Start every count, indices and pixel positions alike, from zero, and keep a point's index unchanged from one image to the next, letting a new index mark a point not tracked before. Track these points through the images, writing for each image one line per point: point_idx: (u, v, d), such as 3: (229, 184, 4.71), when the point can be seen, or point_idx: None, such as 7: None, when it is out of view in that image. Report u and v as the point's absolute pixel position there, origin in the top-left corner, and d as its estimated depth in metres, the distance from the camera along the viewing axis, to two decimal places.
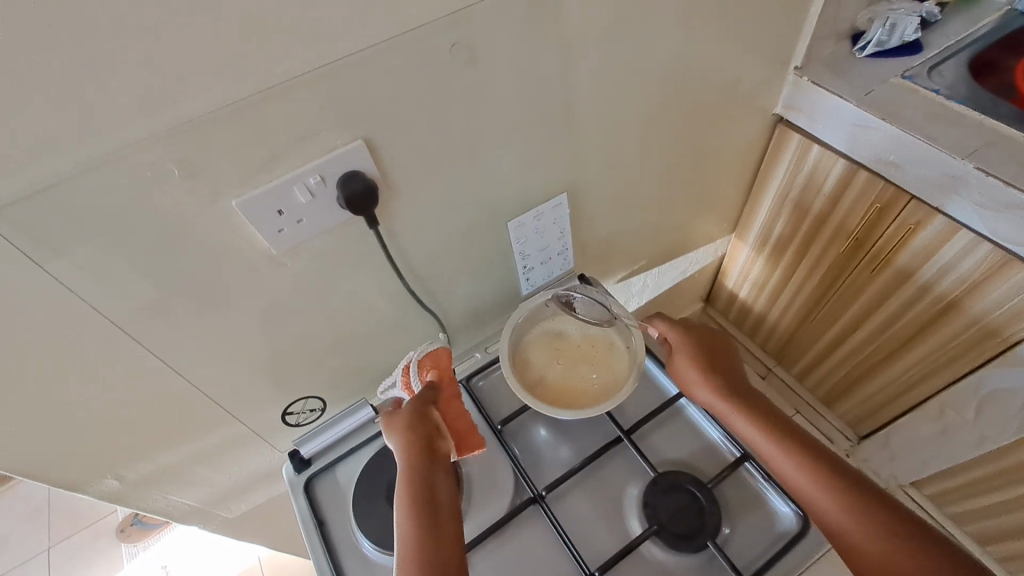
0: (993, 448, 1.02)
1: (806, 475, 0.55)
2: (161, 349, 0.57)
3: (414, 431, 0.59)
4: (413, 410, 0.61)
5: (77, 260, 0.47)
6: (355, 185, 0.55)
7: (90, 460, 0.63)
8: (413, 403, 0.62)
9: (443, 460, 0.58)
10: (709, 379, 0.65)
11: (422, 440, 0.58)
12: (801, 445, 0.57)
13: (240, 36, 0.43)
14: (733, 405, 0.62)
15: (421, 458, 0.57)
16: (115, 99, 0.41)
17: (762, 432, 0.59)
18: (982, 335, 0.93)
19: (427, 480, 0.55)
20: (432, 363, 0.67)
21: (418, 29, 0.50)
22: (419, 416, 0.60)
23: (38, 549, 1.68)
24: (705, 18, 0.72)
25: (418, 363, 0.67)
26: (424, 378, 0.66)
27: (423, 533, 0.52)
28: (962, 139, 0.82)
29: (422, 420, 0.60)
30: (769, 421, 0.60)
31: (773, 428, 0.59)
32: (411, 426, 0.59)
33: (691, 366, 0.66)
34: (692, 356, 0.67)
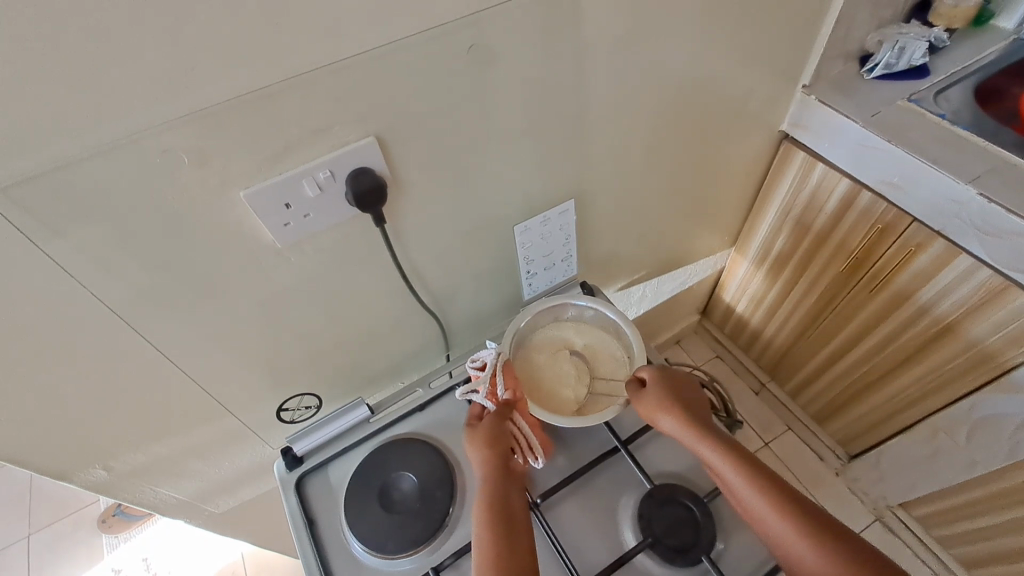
0: (984, 472, 1.02)
1: (782, 517, 0.54)
2: (159, 338, 0.56)
3: (493, 447, 0.61)
4: (494, 428, 0.63)
5: (79, 244, 0.46)
6: (364, 182, 0.54)
7: (79, 449, 0.62)
8: (492, 422, 0.63)
9: (517, 476, 0.62)
10: (677, 410, 0.63)
11: (502, 459, 0.61)
12: (774, 485, 0.56)
13: (257, 28, 0.42)
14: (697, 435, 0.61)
15: (502, 473, 0.60)
16: (128, 83, 0.40)
17: (735, 471, 0.58)
18: (978, 359, 0.93)
19: (504, 492, 0.59)
20: (511, 375, 0.67)
21: (436, 29, 0.50)
22: (497, 432, 0.63)
23: (18, 536, 1.65)
24: (720, 32, 0.72)
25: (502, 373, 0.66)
26: (507, 389, 0.65)
27: (501, 536, 0.55)
28: (966, 164, 0.82)
29: (502, 438, 0.62)
30: (741, 460, 0.58)
31: (747, 467, 0.57)
32: (489, 443, 0.62)
33: (659, 393, 0.64)
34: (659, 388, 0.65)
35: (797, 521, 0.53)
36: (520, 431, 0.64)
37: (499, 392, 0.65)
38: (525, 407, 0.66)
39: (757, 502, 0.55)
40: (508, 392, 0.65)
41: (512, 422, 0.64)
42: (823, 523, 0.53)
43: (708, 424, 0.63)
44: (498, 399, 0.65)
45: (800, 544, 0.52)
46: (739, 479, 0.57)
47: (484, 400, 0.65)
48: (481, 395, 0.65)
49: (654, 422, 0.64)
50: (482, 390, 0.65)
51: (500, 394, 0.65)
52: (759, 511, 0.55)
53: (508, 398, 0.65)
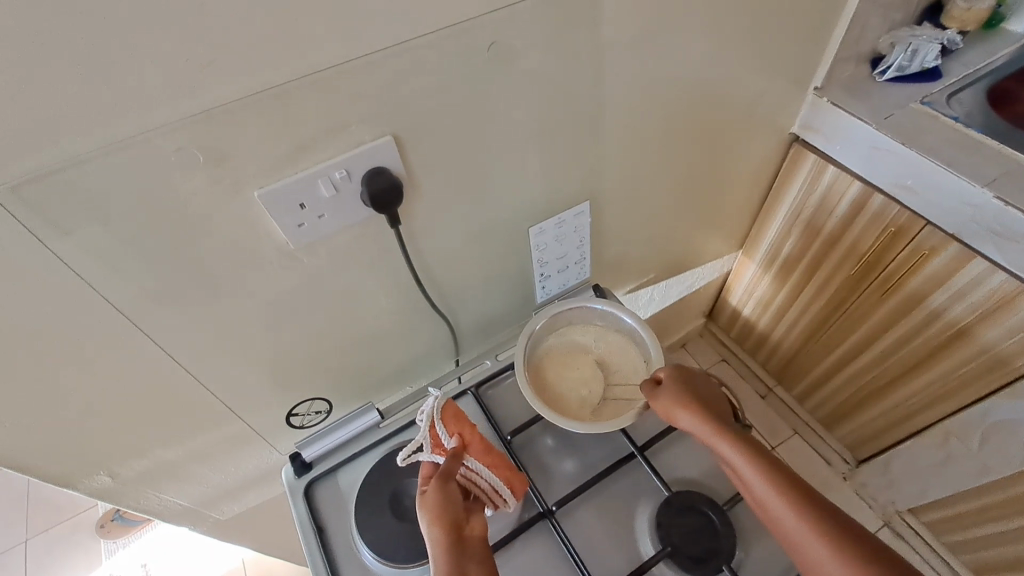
0: (996, 478, 1.01)
1: (801, 519, 0.51)
2: (168, 341, 0.55)
3: (446, 509, 0.53)
4: (441, 487, 0.55)
5: (90, 246, 0.45)
6: (381, 181, 0.53)
7: (84, 455, 0.60)
8: (440, 477, 0.56)
9: (476, 540, 0.53)
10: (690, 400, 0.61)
11: (457, 519, 0.53)
12: (795, 485, 0.53)
13: (277, 25, 0.41)
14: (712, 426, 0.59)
15: (455, 542, 0.51)
16: (143, 80, 0.39)
17: (754, 468, 0.55)
18: (991, 364, 0.92)
19: (462, 563, 0.50)
20: (455, 418, 0.61)
21: (455, 27, 0.49)
22: (449, 491, 0.55)
23: (16, 541, 1.62)
24: (737, 33, 0.71)
25: (442, 419, 0.60)
26: (451, 435, 0.60)
27: None
28: (982, 168, 0.82)
29: (453, 496, 0.54)
30: (760, 457, 0.56)
31: (766, 465, 0.55)
32: (441, 505, 0.53)
33: (675, 384, 0.63)
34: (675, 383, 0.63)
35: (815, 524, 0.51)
36: (479, 480, 0.59)
37: (444, 440, 0.59)
38: (478, 449, 0.60)
39: (776, 502, 0.53)
40: (454, 438, 0.59)
41: (468, 471, 0.59)
42: (846, 527, 0.50)
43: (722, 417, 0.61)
44: (445, 449, 0.59)
45: (816, 548, 0.50)
46: (757, 478, 0.55)
47: (430, 455, 0.59)
48: (426, 451, 0.59)
49: (671, 418, 0.62)
50: (425, 444, 0.60)
51: (446, 443, 0.59)
52: (776, 512, 0.53)
53: (456, 446, 0.59)
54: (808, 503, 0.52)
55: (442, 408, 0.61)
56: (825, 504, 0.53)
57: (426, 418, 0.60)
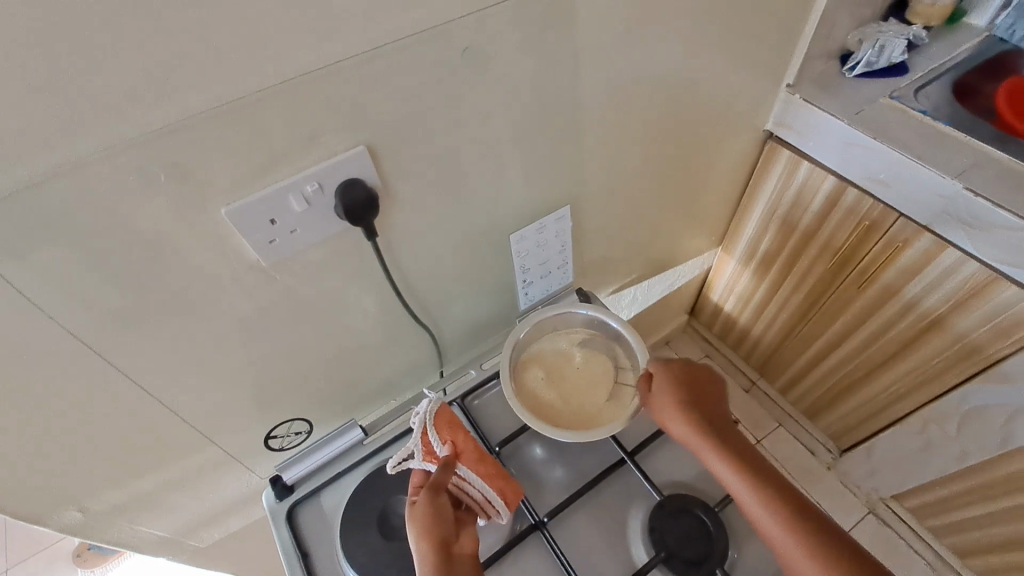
0: (975, 462, 1.03)
1: (789, 535, 0.52)
2: (137, 368, 0.52)
3: (434, 525, 0.52)
4: (431, 499, 0.53)
5: (48, 274, 0.42)
6: (355, 193, 0.51)
7: (52, 492, 0.57)
8: (430, 489, 0.54)
9: (464, 556, 0.52)
10: (682, 409, 0.61)
11: (446, 536, 0.52)
12: (785, 501, 0.53)
13: (240, 34, 0.39)
14: (703, 436, 0.59)
15: (443, 561, 0.50)
16: (97, 96, 0.37)
17: (746, 480, 0.55)
18: (965, 352, 0.94)
19: None
20: (449, 425, 0.59)
21: (428, 32, 0.47)
22: (439, 505, 0.53)
23: None
24: (711, 32, 0.71)
25: (434, 426, 0.58)
26: (444, 442, 0.57)
27: None
28: (951, 160, 0.83)
29: (442, 511, 0.53)
30: (752, 469, 0.56)
31: (757, 478, 0.55)
32: (430, 520, 0.52)
33: (667, 394, 0.63)
34: (671, 388, 0.63)
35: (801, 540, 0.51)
36: (471, 489, 0.57)
37: (436, 448, 0.57)
38: (471, 458, 0.58)
39: (766, 517, 0.53)
40: (447, 446, 0.57)
41: (460, 479, 0.57)
42: (832, 544, 0.51)
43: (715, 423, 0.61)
44: (437, 458, 0.57)
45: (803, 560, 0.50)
46: (749, 491, 0.55)
47: (422, 463, 0.57)
48: (417, 458, 0.57)
49: (665, 425, 0.62)
50: (417, 451, 0.58)
51: (438, 451, 0.57)
52: (766, 526, 0.53)
53: (448, 455, 0.57)
54: (796, 518, 0.52)
55: (435, 414, 0.59)
56: (814, 517, 0.53)
57: (418, 425, 0.58)
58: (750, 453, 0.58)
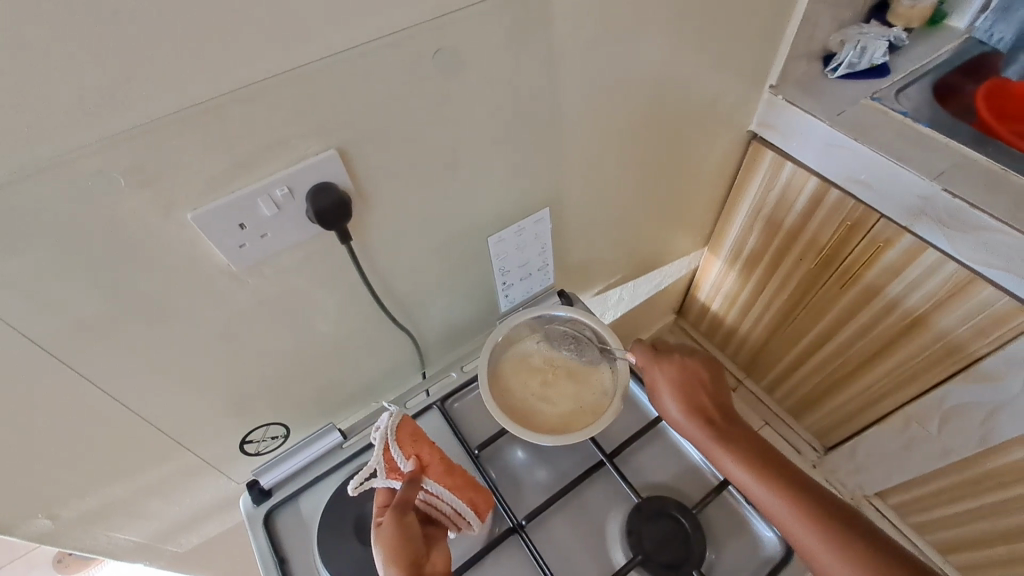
0: (956, 460, 1.05)
1: (800, 519, 0.53)
2: (104, 375, 0.52)
3: (404, 548, 0.50)
4: (399, 520, 0.52)
5: (8, 282, 0.41)
6: (326, 197, 0.51)
7: (20, 501, 0.56)
8: (397, 508, 0.53)
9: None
10: (682, 405, 0.63)
11: (417, 556, 0.51)
12: (795, 489, 0.55)
13: (201, 37, 0.39)
14: (704, 429, 0.61)
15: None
16: (52, 101, 0.36)
17: (754, 472, 0.56)
18: (945, 351, 0.95)
19: None
20: (411, 437, 0.58)
21: (398, 34, 0.47)
22: (407, 526, 0.52)
23: None
24: (690, 33, 0.71)
25: (397, 440, 0.56)
26: (408, 457, 0.56)
27: None
28: (930, 161, 0.84)
29: (412, 531, 0.52)
30: (759, 461, 0.57)
31: (765, 469, 0.56)
32: (399, 544, 0.50)
33: (669, 390, 0.65)
34: (671, 385, 0.65)
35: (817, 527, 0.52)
36: (439, 502, 0.56)
37: (401, 464, 0.55)
38: (437, 471, 0.57)
39: (779, 508, 0.54)
40: (411, 460, 0.56)
41: (427, 494, 0.56)
42: (847, 526, 0.52)
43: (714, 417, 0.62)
44: (402, 473, 0.56)
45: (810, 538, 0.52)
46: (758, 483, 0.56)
47: (386, 480, 0.55)
48: (380, 476, 0.55)
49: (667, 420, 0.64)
50: (380, 468, 0.56)
51: (403, 466, 0.56)
52: (782, 518, 0.54)
53: (413, 470, 0.56)
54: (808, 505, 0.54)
55: (397, 428, 0.57)
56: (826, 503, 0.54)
57: (380, 441, 0.56)
58: (756, 444, 0.59)
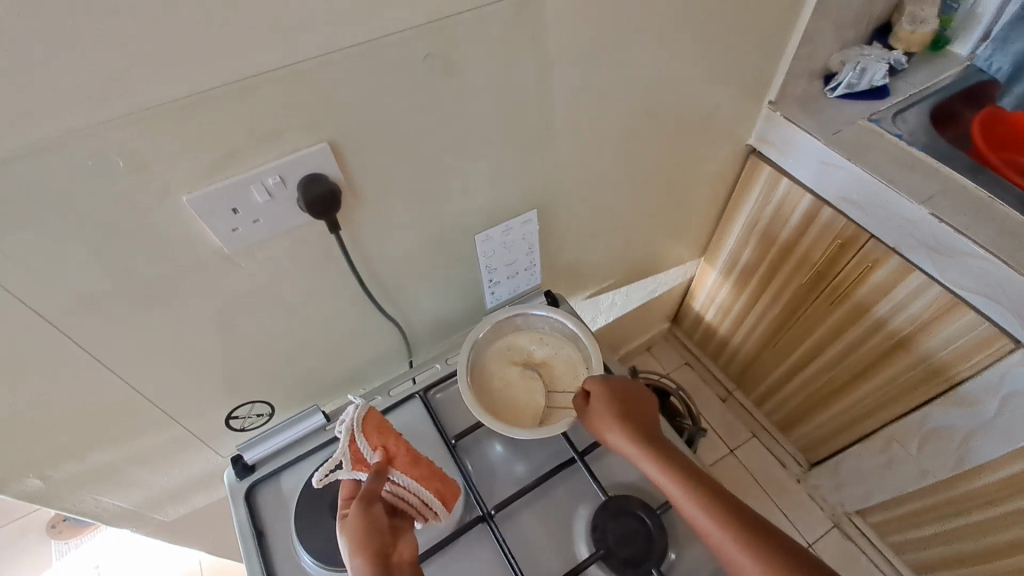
0: (933, 482, 1.06)
1: (732, 537, 0.52)
2: (98, 345, 0.54)
3: (370, 538, 0.52)
4: (365, 511, 0.54)
5: (9, 252, 0.44)
6: (316, 188, 0.53)
7: (12, 460, 0.59)
8: (363, 499, 0.55)
9: (403, 564, 0.53)
10: (618, 422, 0.62)
11: (383, 546, 0.53)
12: (743, 525, 0.52)
13: (200, 31, 0.41)
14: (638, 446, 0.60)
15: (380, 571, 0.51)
16: (58, 84, 0.39)
17: (702, 507, 0.54)
18: (929, 372, 0.96)
19: None
20: (377, 430, 0.59)
21: (391, 36, 0.49)
22: (373, 517, 0.54)
23: None
24: (684, 46, 0.73)
25: (363, 432, 0.58)
26: (374, 449, 0.58)
27: None
28: (920, 185, 0.85)
29: (378, 521, 0.54)
30: (706, 493, 0.55)
31: (712, 503, 0.54)
32: (366, 535, 0.52)
33: (604, 406, 0.64)
34: (613, 413, 0.63)
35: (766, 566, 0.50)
36: (406, 493, 0.58)
37: (366, 456, 0.57)
38: (404, 462, 0.59)
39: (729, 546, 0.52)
40: (378, 452, 0.58)
41: (394, 486, 0.58)
42: (789, 558, 0.50)
43: (650, 434, 0.62)
44: (368, 465, 0.57)
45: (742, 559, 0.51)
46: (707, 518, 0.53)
47: (352, 473, 0.57)
48: (346, 468, 0.56)
49: (603, 437, 0.63)
50: (346, 460, 0.57)
51: (369, 458, 0.57)
52: (733, 557, 0.51)
53: (379, 462, 0.57)
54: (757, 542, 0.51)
55: (363, 420, 0.59)
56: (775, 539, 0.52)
57: (346, 433, 0.57)
58: (702, 475, 0.57)
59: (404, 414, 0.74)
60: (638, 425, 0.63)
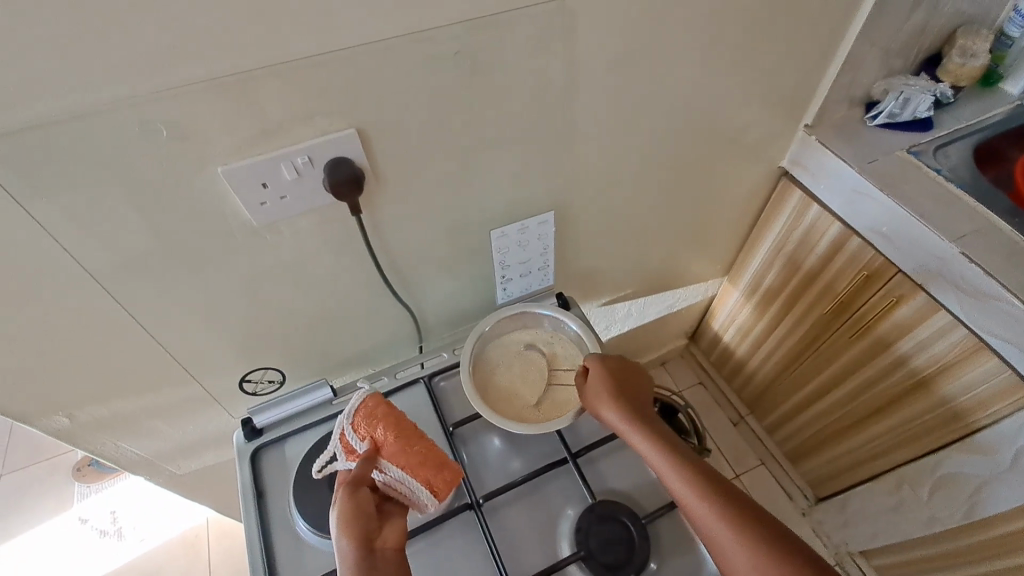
0: (941, 530, 1.02)
1: (713, 511, 0.54)
2: (129, 298, 0.58)
3: (350, 525, 0.54)
4: (348, 498, 0.56)
5: (58, 203, 0.48)
6: (341, 171, 0.56)
7: (45, 396, 0.64)
8: (348, 485, 0.56)
9: (385, 551, 0.54)
10: (613, 398, 0.65)
11: (365, 532, 0.54)
12: (733, 507, 0.54)
13: (246, 15, 0.44)
14: (631, 421, 0.63)
15: (360, 555, 0.52)
16: (115, 54, 0.43)
17: (692, 487, 0.56)
18: (947, 417, 0.93)
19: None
20: (369, 418, 0.60)
21: (423, 33, 0.52)
22: (357, 505, 0.55)
23: (11, 468, 1.61)
24: (716, 63, 0.73)
25: (353, 423, 0.60)
26: (362, 438, 0.59)
27: None
28: (953, 222, 0.83)
29: (361, 508, 0.55)
30: (702, 478, 0.56)
31: (705, 487, 0.55)
32: (347, 522, 0.54)
33: (602, 383, 0.66)
34: (611, 394, 0.65)
35: (754, 549, 0.51)
36: (396, 481, 0.58)
37: (355, 445, 0.59)
38: (392, 450, 0.58)
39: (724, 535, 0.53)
40: (366, 441, 0.59)
41: (385, 473, 0.58)
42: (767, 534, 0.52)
43: (643, 412, 0.64)
44: (359, 454, 0.59)
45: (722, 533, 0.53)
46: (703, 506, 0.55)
47: (346, 462, 0.60)
48: (339, 458, 0.60)
49: (597, 412, 0.65)
50: (342, 451, 0.60)
51: (358, 447, 0.59)
52: (719, 536, 0.53)
53: (367, 451, 0.58)
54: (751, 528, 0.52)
55: (356, 410, 0.61)
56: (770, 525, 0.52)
57: (339, 424, 0.61)
58: (698, 460, 0.58)
59: (407, 397, 0.76)
60: (632, 403, 0.65)
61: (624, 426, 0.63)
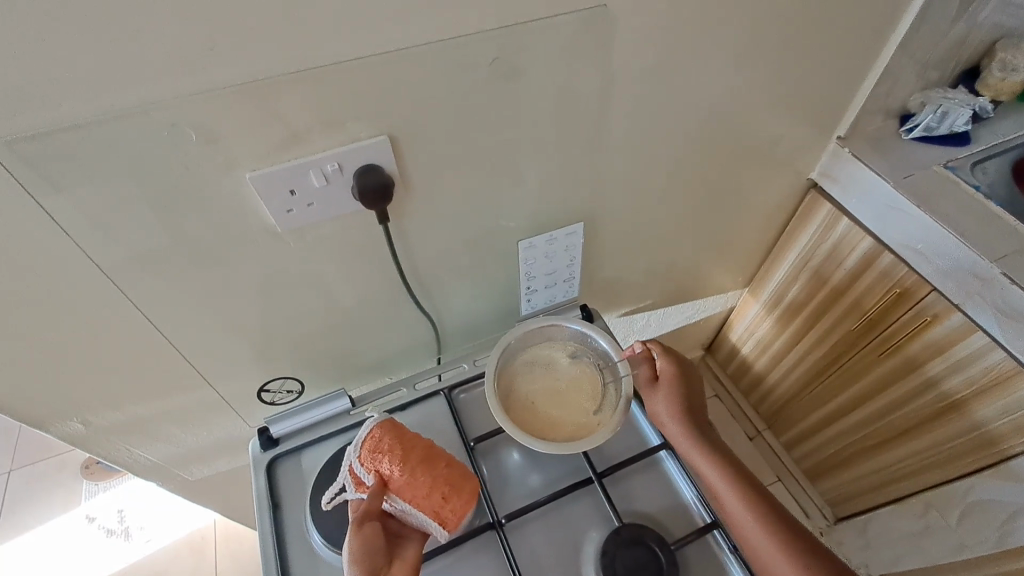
0: (970, 558, 0.99)
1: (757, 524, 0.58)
2: (149, 304, 0.57)
3: (358, 564, 0.52)
4: (357, 535, 0.54)
5: (82, 206, 0.47)
6: (370, 178, 0.54)
7: (60, 401, 0.63)
8: (358, 521, 0.54)
9: None
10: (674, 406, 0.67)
11: (373, 570, 0.52)
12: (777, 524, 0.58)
13: (284, 19, 0.43)
14: (687, 429, 0.65)
15: None
16: (146, 56, 0.41)
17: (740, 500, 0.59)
18: (981, 441, 0.90)
19: None
20: (375, 449, 0.56)
21: (460, 39, 0.50)
22: (366, 542, 0.53)
23: (20, 463, 1.62)
24: (753, 72, 0.71)
25: (361, 454, 0.56)
26: (368, 472, 0.56)
27: None
28: (994, 241, 0.80)
29: (369, 545, 0.53)
30: (748, 491, 0.60)
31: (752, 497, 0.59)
32: (354, 560, 0.52)
33: (666, 388, 0.69)
34: (672, 399, 0.68)
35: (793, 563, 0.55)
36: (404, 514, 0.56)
37: (363, 479, 0.56)
38: (398, 483, 0.55)
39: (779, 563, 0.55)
40: (373, 475, 0.55)
41: (393, 505, 0.55)
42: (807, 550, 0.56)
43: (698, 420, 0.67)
44: (367, 487, 0.56)
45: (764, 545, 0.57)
46: (752, 522, 0.58)
47: (356, 493, 0.57)
48: (349, 490, 0.57)
49: (655, 413, 0.68)
50: (350, 482, 0.57)
51: (366, 481, 0.56)
52: (759, 548, 0.57)
53: (374, 485, 0.55)
54: (807, 559, 0.55)
55: (364, 439, 0.57)
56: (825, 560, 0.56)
57: (348, 454, 0.57)
58: (759, 487, 0.61)
59: (426, 409, 0.74)
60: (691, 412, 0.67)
61: (681, 434, 0.65)
